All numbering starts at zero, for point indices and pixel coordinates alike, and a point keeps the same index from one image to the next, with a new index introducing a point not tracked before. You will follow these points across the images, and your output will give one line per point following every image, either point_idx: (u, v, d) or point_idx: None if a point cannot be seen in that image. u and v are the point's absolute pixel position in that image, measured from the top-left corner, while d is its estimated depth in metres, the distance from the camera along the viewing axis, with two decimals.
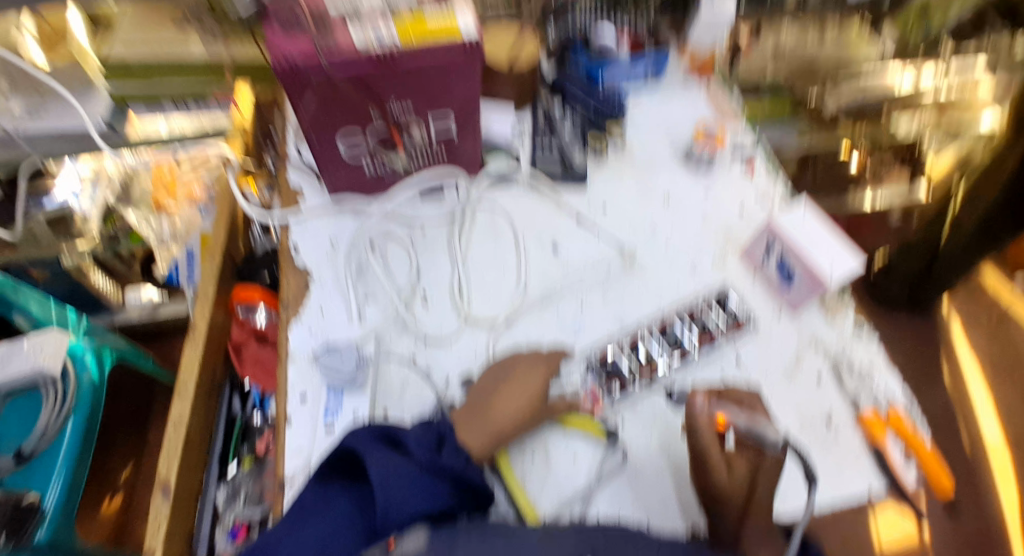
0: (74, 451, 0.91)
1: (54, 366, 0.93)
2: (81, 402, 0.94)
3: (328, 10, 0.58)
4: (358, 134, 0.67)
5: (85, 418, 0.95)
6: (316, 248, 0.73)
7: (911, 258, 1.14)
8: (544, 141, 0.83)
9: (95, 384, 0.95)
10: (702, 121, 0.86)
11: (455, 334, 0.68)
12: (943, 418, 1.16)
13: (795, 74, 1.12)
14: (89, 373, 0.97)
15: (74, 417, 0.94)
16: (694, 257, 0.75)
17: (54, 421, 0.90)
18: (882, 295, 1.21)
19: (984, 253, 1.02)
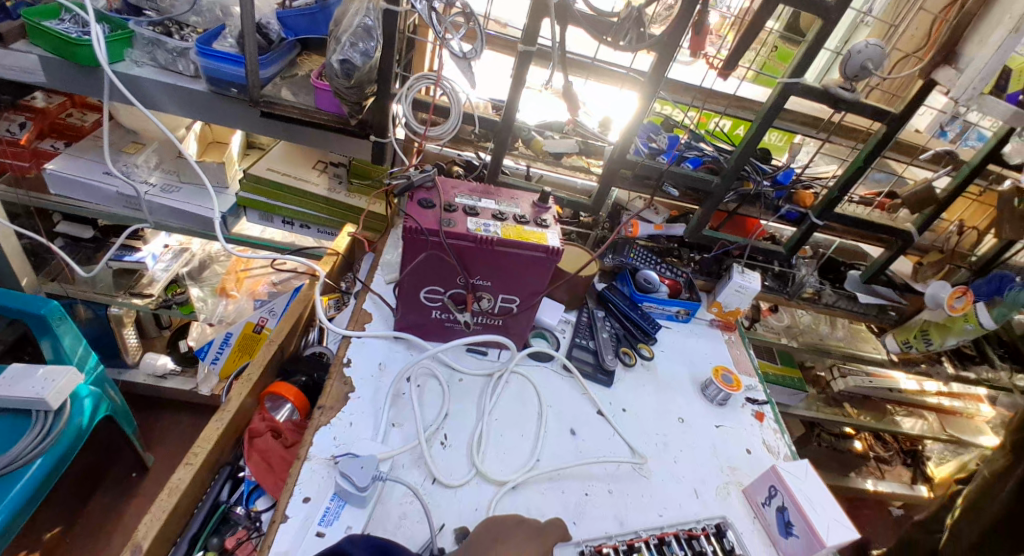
0: (29, 487, 0.96)
1: (53, 401, 1.01)
2: (59, 443, 1.03)
3: (456, 205, 0.79)
4: (439, 291, 0.81)
5: (54, 459, 1.02)
6: (365, 367, 0.81)
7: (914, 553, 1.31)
8: (582, 339, 0.94)
9: (80, 430, 1.06)
10: (723, 364, 0.97)
11: (465, 485, 0.71)
12: None
13: (808, 347, 1.33)
14: (80, 418, 1.08)
15: (46, 455, 1.00)
16: (698, 482, 0.79)
17: (26, 452, 0.98)
18: None
19: None
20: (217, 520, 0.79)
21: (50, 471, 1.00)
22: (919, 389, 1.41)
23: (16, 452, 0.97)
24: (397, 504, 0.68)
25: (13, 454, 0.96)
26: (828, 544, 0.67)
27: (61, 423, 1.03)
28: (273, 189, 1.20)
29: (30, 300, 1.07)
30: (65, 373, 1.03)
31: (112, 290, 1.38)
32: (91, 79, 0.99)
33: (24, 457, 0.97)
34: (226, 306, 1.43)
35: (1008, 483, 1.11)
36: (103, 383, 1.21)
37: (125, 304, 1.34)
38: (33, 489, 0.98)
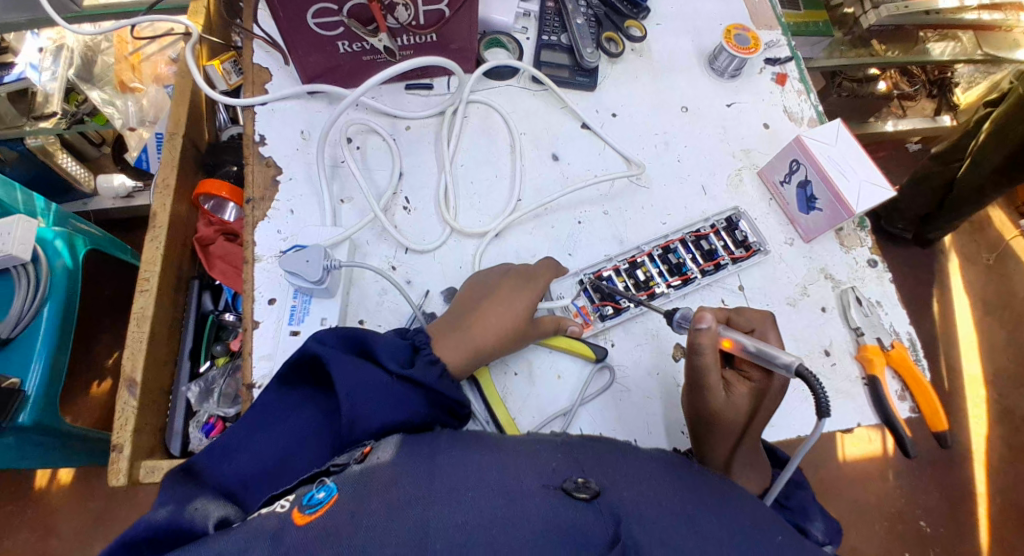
0: (51, 340, 0.88)
1: (22, 255, 0.83)
2: (56, 289, 0.90)
3: None
4: (333, 10, 0.58)
5: (61, 305, 0.91)
6: (285, 140, 0.67)
7: (921, 196, 1.29)
8: (550, 33, 0.72)
9: (70, 271, 0.91)
10: (737, 22, 0.75)
11: (442, 245, 0.63)
12: (928, 340, 1.41)
13: None
14: (62, 260, 0.92)
15: (49, 303, 0.89)
16: (707, 176, 0.69)
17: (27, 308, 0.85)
18: (891, 229, 1.43)
19: (998, 191, 1.13)
20: (212, 329, 0.77)
21: (65, 316, 0.91)
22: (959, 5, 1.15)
23: (14, 310, 0.85)
24: (371, 283, 0.61)
25: (13, 313, 0.85)
26: (857, 211, 0.59)
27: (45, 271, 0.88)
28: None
29: None
30: (16, 220, 0.83)
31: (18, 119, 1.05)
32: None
33: (28, 313, 0.86)
34: None
35: None
36: (65, 220, 1.01)
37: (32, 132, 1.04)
38: (59, 333, 0.90)
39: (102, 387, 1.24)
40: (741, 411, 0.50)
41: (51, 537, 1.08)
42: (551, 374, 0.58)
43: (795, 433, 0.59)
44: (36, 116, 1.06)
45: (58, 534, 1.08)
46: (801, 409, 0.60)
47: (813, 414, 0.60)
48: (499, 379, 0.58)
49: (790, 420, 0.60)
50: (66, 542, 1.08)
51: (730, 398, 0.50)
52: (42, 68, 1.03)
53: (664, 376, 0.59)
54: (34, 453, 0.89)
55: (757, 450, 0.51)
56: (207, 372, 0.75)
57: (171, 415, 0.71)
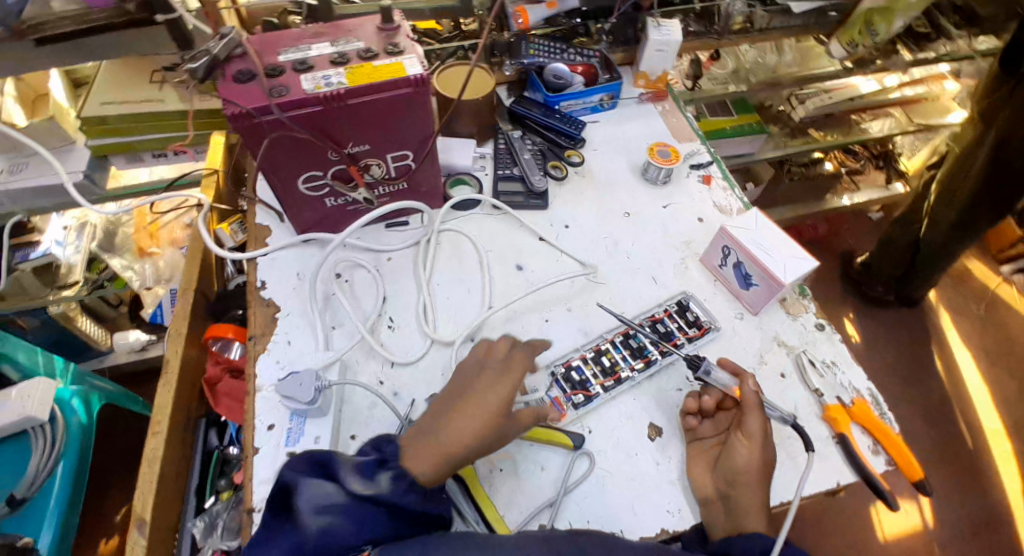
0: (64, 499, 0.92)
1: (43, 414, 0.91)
2: (70, 445, 0.95)
3: (279, 62, 0.63)
4: (317, 176, 0.70)
5: (75, 460, 0.96)
6: (282, 282, 0.76)
7: (894, 255, 1.38)
8: (504, 168, 0.84)
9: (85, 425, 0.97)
10: (660, 139, 0.88)
11: (423, 355, 0.70)
12: (940, 399, 1.41)
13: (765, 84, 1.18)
14: (78, 416, 0.99)
15: (63, 460, 0.93)
16: (657, 267, 0.77)
17: (43, 467, 0.89)
18: (871, 295, 1.51)
19: (964, 241, 1.19)
20: (217, 464, 0.82)
21: (78, 470, 0.95)
22: (881, 87, 1.32)
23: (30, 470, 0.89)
24: (363, 398, 0.66)
25: (29, 473, 0.88)
26: (786, 282, 0.66)
27: (61, 430, 0.94)
28: (122, 146, 0.95)
29: None
30: (35, 384, 0.91)
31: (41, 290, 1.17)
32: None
33: (42, 473, 0.89)
34: None
35: (981, 152, 1.03)
36: (86, 378, 1.08)
37: (57, 300, 1.16)
38: (71, 490, 0.94)
39: (109, 545, 1.22)
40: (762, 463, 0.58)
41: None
42: (534, 467, 0.62)
43: (788, 500, 0.61)
44: (58, 285, 1.19)
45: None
46: (789, 472, 0.63)
47: (802, 478, 0.62)
48: (486, 478, 0.61)
49: (783, 486, 0.62)
50: None
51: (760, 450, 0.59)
52: (64, 244, 1.16)
53: (641, 458, 0.62)
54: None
55: None
56: (211, 507, 0.78)
57: (177, 553, 0.74)
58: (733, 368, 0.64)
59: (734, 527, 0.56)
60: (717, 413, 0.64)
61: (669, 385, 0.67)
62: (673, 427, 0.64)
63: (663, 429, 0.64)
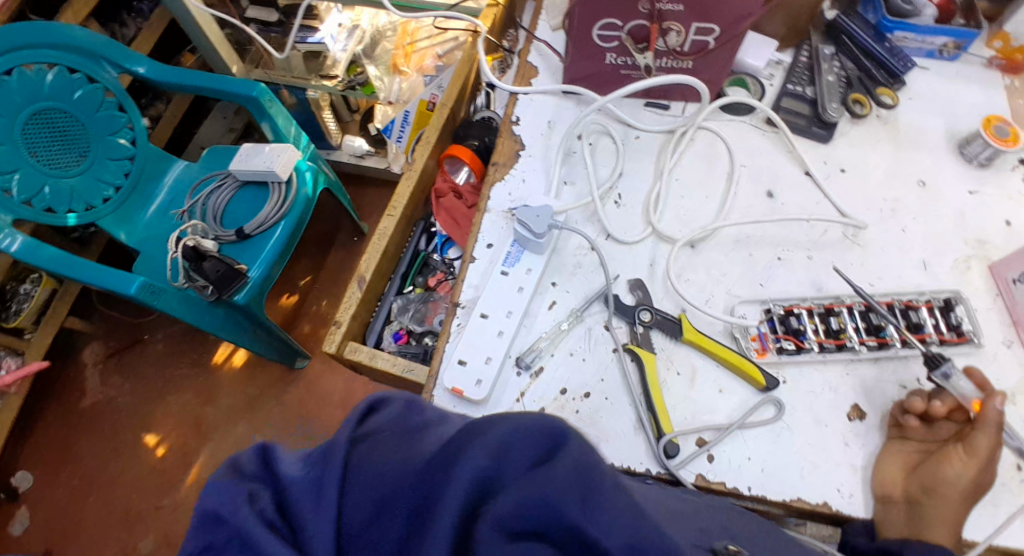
0: (276, 248, 1.10)
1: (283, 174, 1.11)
2: (294, 209, 1.12)
3: None
4: (617, 27, 0.70)
5: (294, 223, 1.13)
6: (535, 125, 0.79)
7: None
8: (796, 84, 0.75)
9: (309, 199, 1.14)
10: (998, 114, 0.73)
11: (640, 241, 0.70)
12: None
13: None
14: (307, 187, 1.15)
15: (285, 220, 1.11)
16: (928, 254, 0.67)
17: (271, 216, 1.09)
18: None
19: None
20: (420, 264, 0.91)
21: (293, 232, 1.13)
22: None
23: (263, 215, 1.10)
24: (572, 254, 0.70)
25: (261, 216, 1.09)
26: None
27: (292, 195, 1.12)
28: None
29: (239, 82, 1.07)
30: (285, 149, 1.11)
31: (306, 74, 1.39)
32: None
33: (270, 220, 1.09)
34: (401, 85, 1.44)
35: None
36: (317, 159, 1.23)
37: (317, 86, 1.36)
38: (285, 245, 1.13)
39: (290, 299, 1.49)
40: (972, 488, 0.52)
41: (208, 405, 1.26)
42: (711, 385, 0.61)
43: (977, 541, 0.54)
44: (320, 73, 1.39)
45: (214, 404, 1.26)
46: (994, 519, 0.54)
47: (1010, 527, 0.53)
48: (662, 373, 0.62)
49: (977, 525, 0.54)
50: (222, 412, 1.26)
51: (980, 477, 0.52)
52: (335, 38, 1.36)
53: (829, 432, 0.58)
54: (228, 328, 1.08)
55: None
56: (409, 294, 0.88)
57: (376, 315, 0.86)
58: (979, 381, 0.55)
59: (913, 532, 0.52)
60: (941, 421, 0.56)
61: (891, 377, 0.61)
62: (878, 419, 0.59)
63: (866, 415, 0.59)
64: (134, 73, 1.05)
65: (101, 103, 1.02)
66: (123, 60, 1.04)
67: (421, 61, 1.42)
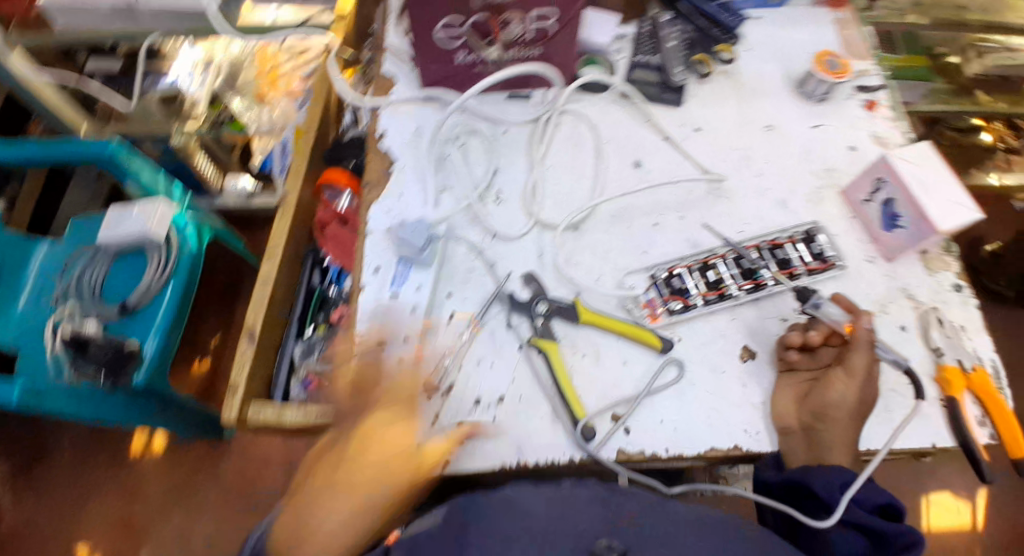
0: (169, 315, 1.01)
1: (160, 232, 1.03)
2: (181, 268, 1.04)
3: None
4: (458, 23, 0.68)
5: (184, 283, 1.05)
6: (402, 135, 0.77)
7: None
8: (644, 56, 0.78)
9: (194, 254, 1.05)
10: (828, 50, 0.78)
11: (524, 235, 0.70)
12: None
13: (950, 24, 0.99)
14: (189, 242, 1.06)
15: (173, 282, 1.03)
16: (786, 192, 0.71)
17: (155, 281, 1.02)
18: (996, 290, 1.39)
19: None
20: (318, 302, 0.87)
21: (185, 293, 1.04)
22: None
23: (147, 281, 1.02)
24: (462, 262, 0.68)
25: (144, 284, 1.01)
26: (942, 230, 0.58)
27: (175, 253, 1.04)
28: None
29: (87, 145, 0.97)
30: (156, 204, 1.03)
31: (164, 120, 1.29)
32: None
33: (154, 285, 1.02)
34: (272, 113, 1.38)
35: None
36: (197, 209, 1.15)
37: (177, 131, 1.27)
38: (178, 308, 1.04)
39: (202, 366, 1.40)
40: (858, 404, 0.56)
41: (131, 499, 1.17)
42: (616, 360, 0.63)
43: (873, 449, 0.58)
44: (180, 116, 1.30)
45: (138, 497, 1.17)
46: (883, 426, 0.59)
47: (898, 429, 0.58)
48: (568, 358, 0.63)
49: (871, 434, 0.59)
50: (147, 503, 1.16)
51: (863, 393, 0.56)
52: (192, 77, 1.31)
53: (728, 378, 0.61)
54: (133, 410, 0.99)
55: (842, 437, 0.57)
56: (311, 335, 0.84)
57: (278, 367, 0.83)
58: (847, 305, 0.60)
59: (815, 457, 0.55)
60: (820, 347, 0.61)
61: (772, 313, 0.65)
62: (768, 355, 0.62)
63: (757, 354, 0.62)
64: None
65: None
66: None
67: (290, 85, 1.37)
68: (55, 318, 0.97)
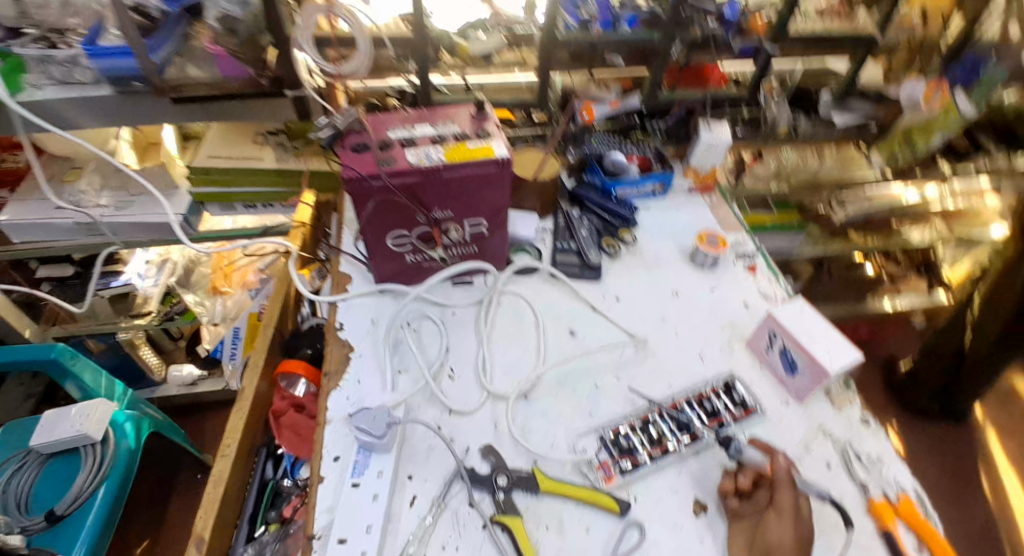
0: (99, 521, 0.95)
1: (97, 433, 0.98)
2: (116, 469, 1.00)
3: (392, 140, 0.75)
4: (405, 233, 0.80)
5: (118, 485, 1.00)
6: (358, 325, 0.83)
7: (939, 361, 1.40)
8: (563, 243, 0.92)
9: (133, 451, 1.03)
10: (706, 228, 0.96)
11: (478, 408, 0.74)
12: (984, 528, 1.38)
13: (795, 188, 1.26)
14: (128, 439, 1.04)
15: (107, 484, 0.98)
16: (703, 348, 0.81)
17: (86, 487, 0.96)
18: (914, 406, 1.52)
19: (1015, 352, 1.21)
20: (270, 496, 0.85)
21: (118, 496, 0.99)
22: (922, 197, 1.32)
23: (76, 487, 0.96)
24: (421, 440, 0.71)
25: (74, 490, 0.95)
26: (832, 371, 0.69)
27: (111, 452, 1.00)
28: (218, 192, 1.10)
29: (33, 348, 0.98)
30: (97, 402, 0.99)
31: (114, 318, 1.34)
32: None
33: (86, 491, 0.96)
34: (224, 303, 1.43)
35: None
36: (139, 404, 1.14)
37: (128, 326, 1.31)
38: (109, 515, 0.98)
39: None
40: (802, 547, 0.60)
41: None
42: (579, 528, 0.64)
43: None
44: (130, 313, 1.34)
45: None
46: None
47: None
48: (532, 531, 0.64)
49: None
50: None
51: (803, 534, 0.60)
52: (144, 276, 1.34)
53: (685, 534, 0.64)
54: None
55: None
56: (261, 537, 0.81)
57: None
58: (762, 446, 0.68)
59: None
60: (754, 491, 0.65)
61: (713, 463, 0.70)
62: (717, 506, 0.67)
63: (706, 506, 0.67)
64: None
65: None
66: None
67: (244, 276, 1.43)
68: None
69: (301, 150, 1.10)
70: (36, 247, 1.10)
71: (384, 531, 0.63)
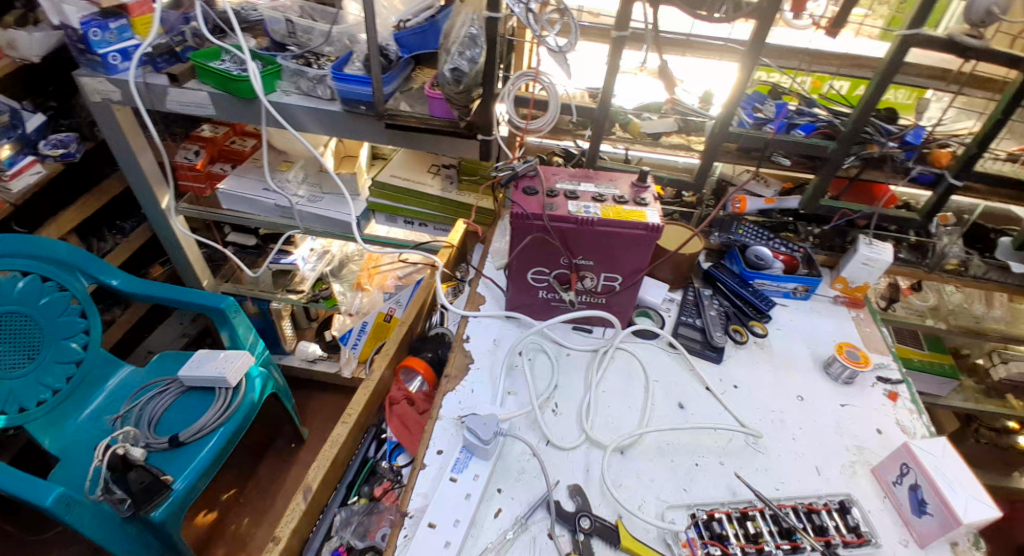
0: (208, 457, 1.08)
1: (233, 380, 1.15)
2: (236, 415, 1.14)
3: (557, 189, 0.84)
4: (546, 272, 0.88)
5: (234, 430, 1.14)
6: (483, 342, 0.92)
7: None
8: (688, 317, 0.95)
9: (254, 404, 1.17)
10: (849, 341, 0.93)
11: (575, 447, 0.78)
12: None
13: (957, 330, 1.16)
14: (253, 393, 1.19)
15: (224, 427, 1.12)
16: (819, 460, 0.78)
17: (211, 422, 1.11)
18: None
19: None
20: (367, 472, 0.93)
21: (229, 440, 1.13)
22: None
23: (203, 421, 1.11)
24: (517, 460, 0.76)
25: (200, 423, 1.10)
26: (966, 521, 0.64)
27: (238, 400, 1.15)
28: (390, 204, 1.26)
29: (208, 295, 1.18)
30: (241, 355, 1.16)
31: (273, 287, 1.56)
32: (228, 105, 1.08)
33: (208, 426, 1.10)
34: (361, 299, 1.62)
35: None
36: (270, 366, 1.30)
37: (281, 298, 1.51)
38: (218, 453, 1.11)
39: (206, 517, 1.39)
40: None
41: None
42: None
43: None
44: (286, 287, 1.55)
45: None
46: None
47: None
48: None
49: None
50: None
51: None
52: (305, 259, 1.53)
53: None
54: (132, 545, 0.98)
55: None
56: (352, 504, 0.89)
57: (315, 531, 0.86)
58: None
59: None
60: None
61: None
62: None
63: None
64: (109, 285, 1.14)
65: (65, 310, 1.09)
66: (102, 273, 1.15)
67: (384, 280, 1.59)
68: (112, 437, 1.01)
69: (467, 184, 1.25)
70: (240, 216, 1.32)
71: (467, 531, 0.68)
